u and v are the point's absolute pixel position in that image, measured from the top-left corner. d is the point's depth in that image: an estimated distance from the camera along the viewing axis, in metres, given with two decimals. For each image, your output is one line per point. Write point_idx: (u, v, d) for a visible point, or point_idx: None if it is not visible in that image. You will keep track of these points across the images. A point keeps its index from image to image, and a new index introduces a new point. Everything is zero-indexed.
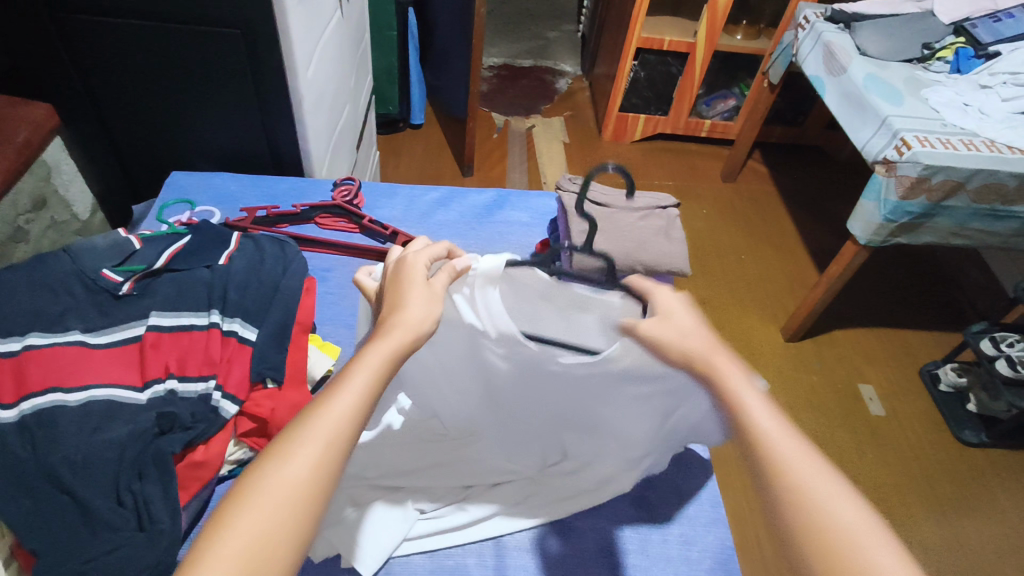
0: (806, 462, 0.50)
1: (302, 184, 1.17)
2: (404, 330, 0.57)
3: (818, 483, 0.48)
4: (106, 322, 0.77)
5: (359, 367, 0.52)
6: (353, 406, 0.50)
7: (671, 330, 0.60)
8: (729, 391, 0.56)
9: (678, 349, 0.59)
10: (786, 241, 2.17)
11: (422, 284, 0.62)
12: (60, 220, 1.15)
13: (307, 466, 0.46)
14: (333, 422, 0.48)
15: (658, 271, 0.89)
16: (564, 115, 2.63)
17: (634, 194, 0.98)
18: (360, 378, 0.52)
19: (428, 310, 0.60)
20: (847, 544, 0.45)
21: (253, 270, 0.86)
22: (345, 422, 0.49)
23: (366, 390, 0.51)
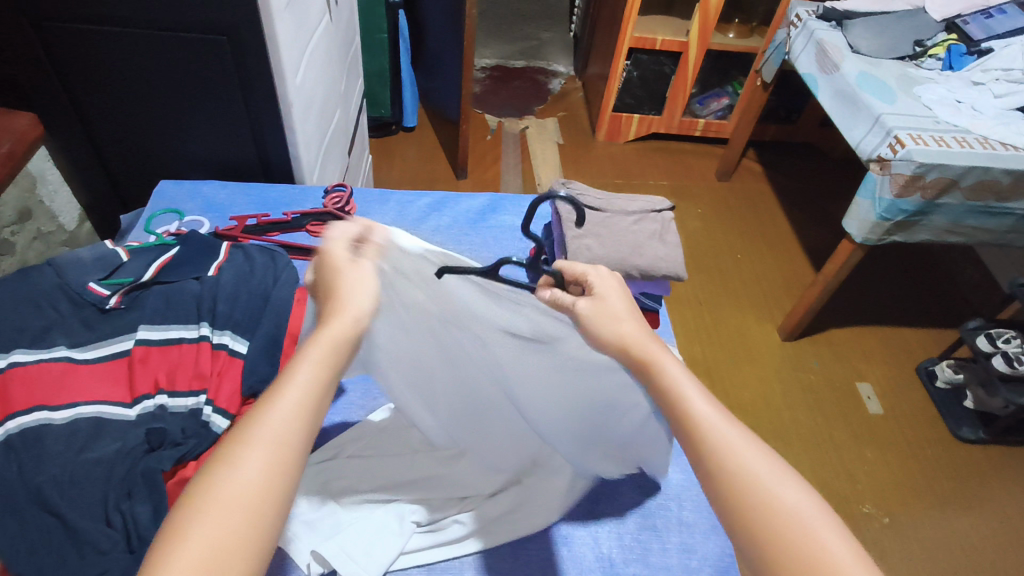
0: (746, 447, 0.50)
1: (292, 191, 1.15)
2: (346, 319, 0.57)
3: (761, 468, 0.49)
4: (93, 337, 0.75)
5: (304, 360, 0.52)
6: (303, 401, 0.49)
7: (606, 322, 0.59)
8: (668, 385, 0.55)
9: (613, 341, 0.59)
10: (782, 239, 2.17)
11: (349, 269, 0.62)
12: (46, 231, 1.18)
13: (259, 466, 0.45)
14: (282, 419, 0.47)
15: (654, 276, 0.88)
16: (557, 116, 2.63)
17: (628, 198, 0.97)
18: (307, 372, 0.51)
19: (367, 294, 0.60)
20: (793, 528, 0.45)
21: (242, 281, 0.85)
22: (297, 415, 0.48)
23: (316, 383, 0.51)
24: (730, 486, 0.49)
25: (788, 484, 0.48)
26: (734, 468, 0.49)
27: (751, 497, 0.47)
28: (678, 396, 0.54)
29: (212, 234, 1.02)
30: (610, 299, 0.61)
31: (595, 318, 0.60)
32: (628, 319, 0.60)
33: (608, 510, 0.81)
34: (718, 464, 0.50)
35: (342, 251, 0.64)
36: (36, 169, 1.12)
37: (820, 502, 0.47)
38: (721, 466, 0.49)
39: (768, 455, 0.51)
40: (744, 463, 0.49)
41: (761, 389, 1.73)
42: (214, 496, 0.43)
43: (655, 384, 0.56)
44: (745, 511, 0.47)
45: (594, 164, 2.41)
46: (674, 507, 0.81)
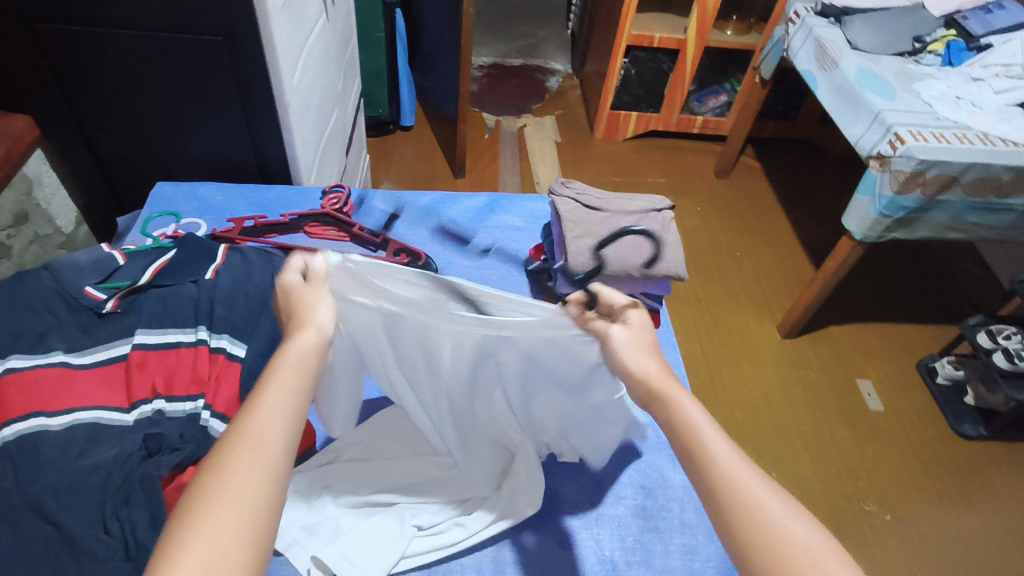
0: (758, 482, 0.50)
1: (289, 193, 1.15)
2: (309, 329, 0.58)
3: (770, 503, 0.49)
4: (91, 342, 0.75)
5: (276, 370, 0.53)
6: (281, 408, 0.50)
7: (631, 354, 0.61)
8: (683, 417, 0.55)
9: (634, 371, 0.60)
10: (781, 236, 2.16)
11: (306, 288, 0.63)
12: (43, 234, 1.18)
13: (246, 470, 0.45)
14: (264, 426, 0.48)
15: (655, 275, 0.87)
16: (555, 114, 2.62)
17: (628, 198, 0.96)
18: (279, 383, 0.52)
19: (328, 308, 0.62)
20: (801, 564, 0.45)
21: (240, 284, 0.84)
22: (277, 421, 0.49)
23: (291, 391, 0.52)
24: (737, 517, 0.49)
25: (798, 522, 0.48)
26: (741, 501, 0.49)
27: (759, 531, 0.47)
28: (692, 428, 0.54)
29: (209, 236, 1.01)
30: (643, 334, 0.63)
31: (627, 346, 0.62)
32: (651, 352, 0.62)
33: (609, 511, 0.80)
34: (728, 496, 0.50)
35: (294, 278, 0.63)
36: (32, 172, 1.11)
37: (832, 540, 0.47)
38: (728, 498, 0.49)
39: (780, 491, 0.50)
40: (754, 497, 0.49)
41: (762, 387, 1.73)
42: (209, 503, 0.43)
43: (668, 416, 0.56)
44: (751, 544, 0.47)
45: (592, 162, 2.41)
46: (675, 509, 0.81)
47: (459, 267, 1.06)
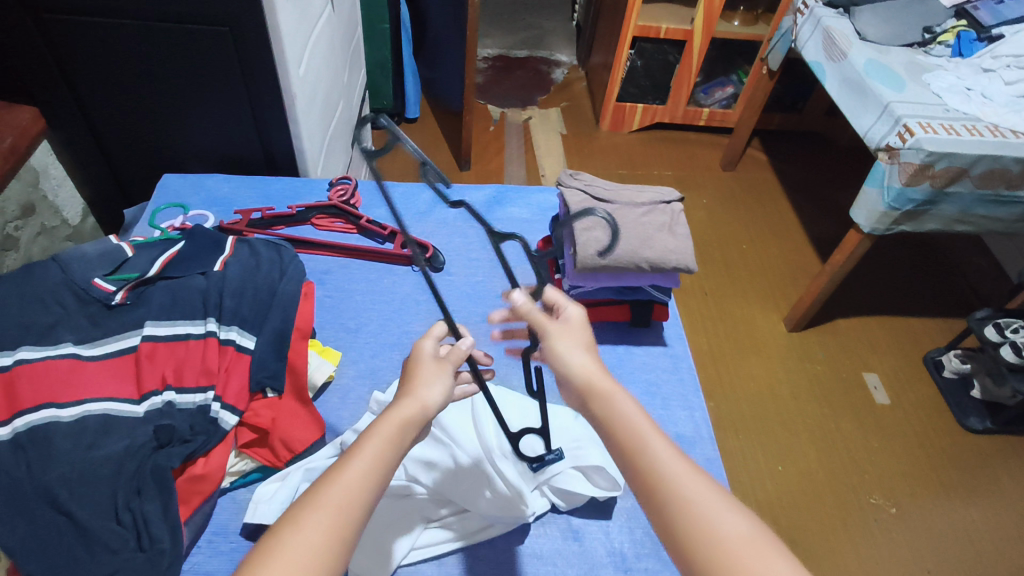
0: (694, 477, 0.53)
1: (297, 184, 1.14)
2: (414, 401, 0.60)
3: (706, 496, 0.51)
4: (101, 334, 0.76)
5: (372, 437, 0.56)
6: (371, 474, 0.53)
7: (564, 344, 0.65)
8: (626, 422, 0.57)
9: (575, 374, 0.62)
10: (788, 229, 2.15)
11: (434, 364, 0.65)
12: (50, 226, 1.14)
13: (322, 531, 0.48)
14: (347, 489, 0.51)
15: (664, 267, 0.85)
16: (561, 106, 2.61)
17: (636, 189, 0.93)
18: (373, 451, 0.55)
19: (441, 386, 0.63)
20: (737, 549, 0.48)
21: (249, 275, 0.83)
22: (360, 488, 0.52)
23: (382, 458, 0.54)
24: (678, 511, 0.51)
25: (734, 516, 0.50)
26: (680, 496, 0.51)
27: (696, 520, 0.50)
28: (634, 432, 0.56)
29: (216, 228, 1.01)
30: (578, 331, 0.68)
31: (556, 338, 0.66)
32: (582, 350, 0.66)
33: (618, 503, 0.80)
34: (670, 492, 0.51)
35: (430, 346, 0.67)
36: (38, 163, 1.09)
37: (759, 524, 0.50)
38: (674, 495, 0.51)
39: (717, 486, 0.52)
40: (690, 492, 0.51)
41: (768, 380, 1.72)
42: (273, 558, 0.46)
43: (610, 417, 0.58)
44: (694, 544, 0.49)
45: (597, 156, 2.40)
46: None
47: (468, 260, 1.06)
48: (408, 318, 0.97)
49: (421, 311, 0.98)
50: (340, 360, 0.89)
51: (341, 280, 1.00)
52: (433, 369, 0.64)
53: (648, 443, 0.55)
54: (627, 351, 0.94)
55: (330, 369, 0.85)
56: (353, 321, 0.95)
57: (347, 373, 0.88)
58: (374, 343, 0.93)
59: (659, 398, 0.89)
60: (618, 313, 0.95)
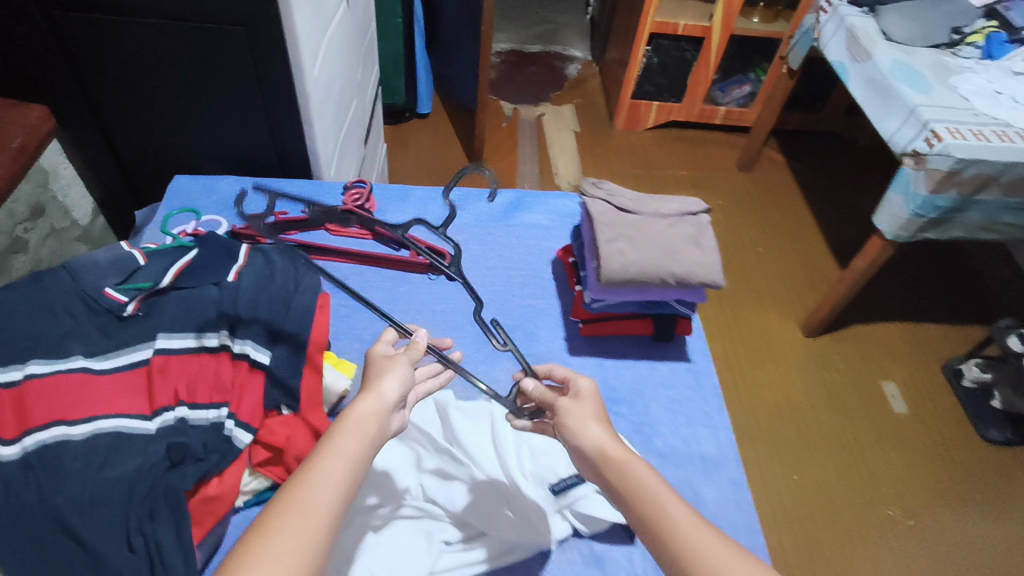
0: (705, 536, 0.53)
1: (310, 187, 1.11)
2: (372, 394, 0.61)
3: (715, 553, 0.51)
4: (113, 346, 0.74)
5: (336, 436, 0.56)
6: (338, 474, 0.53)
7: (577, 421, 0.64)
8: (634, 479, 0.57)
9: (587, 445, 0.61)
10: (804, 232, 2.12)
11: (390, 358, 0.66)
12: (60, 227, 1.13)
13: (291, 537, 0.48)
14: (316, 494, 0.51)
15: (689, 283, 0.82)
16: (574, 102, 2.57)
17: (661, 200, 0.90)
18: (338, 449, 0.55)
19: (400, 375, 0.64)
20: None
21: (263, 286, 0.80)
22: (329, 489, 0.52)
23: (347, 459, 0.55)
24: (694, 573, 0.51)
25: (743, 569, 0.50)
26: (690, 554, 0.51)
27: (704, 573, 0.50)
28: (647, 495, 0.56)
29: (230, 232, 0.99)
30: (591, 402, 0.66)
31: (568, 416, 0.65)
32: (595, 422, 0.64)
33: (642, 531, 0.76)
34: (685, 553, 0.51)
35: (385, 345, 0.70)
36: (48, 163, 1.07)
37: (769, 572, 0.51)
38: (688, 554, 0.51)
39: (732, 546, 0.52)
40: (704, 549, 0.51)
41: (783, 387, 1.70)
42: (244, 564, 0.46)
43: (621, 479, 0.58)
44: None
45: (611, 155, 2.37)
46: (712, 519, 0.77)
47: (485, 268, 1.03)
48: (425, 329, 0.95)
49: (439, 321, 0.96)
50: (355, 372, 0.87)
51: (356, 289, 0.98)
52: (389, 364, 0.66)
53: (664, 506, 0.55)
54: (649, 366, 0.92)
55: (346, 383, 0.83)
56: (368, 332, 0.93)
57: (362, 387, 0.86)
58: None
59: (682, 417, 0.86)
60: (639, 326, 0.93)
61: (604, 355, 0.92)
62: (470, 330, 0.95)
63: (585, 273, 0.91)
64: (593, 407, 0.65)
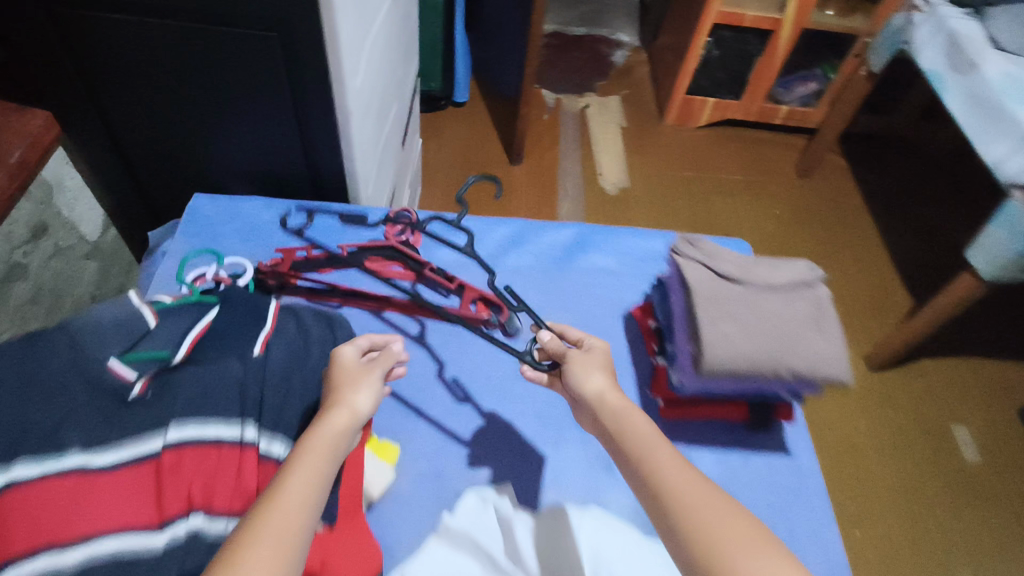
0: (691, 485, 0.52)
1: (347, 214, 0.97)
2: (343, 410, 0.62)
3: (709, 511, 0.50)
4: (116, 435, 0.61)
5: (308, 449, 0.57)
6: (308, 488, 0.53)
7: (586, 371, 0.65)
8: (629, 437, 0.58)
9: (587, 394, 0.64)
10: (869, 249, 1.94)
11: (357, 369, 0.68)
12: (66, 245, 0.99)
13: (271, 548, 0.47)
14: (290, 502, 0.51)
15: (807, 380, 0.68)
16: (621, 93, 2.38)
17: (770, 267, 0.75)
18: (311, 464, 0.56)
19: (369, 390, 0.66)
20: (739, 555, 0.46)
21: (294, 363, 0.72)
22: (303, 499, 0.52)
23: (317, 472, 0.55)
24: (687, 531, 0.49)
25: (736, 527, 0.49)
26: (689, 516, 0.50)
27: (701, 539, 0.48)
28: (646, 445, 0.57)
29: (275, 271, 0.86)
30: (600, 358, 0.68)
31: (576, 367, 0.67)
32: (602, 373, 0.66)
33: None
34: (682, 512, 0.50)
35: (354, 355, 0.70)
36: (51, 175, 0.94)
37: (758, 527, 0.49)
38: (684, 509, 0.50)
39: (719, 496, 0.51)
40: (685, 499, 0.51)
41: (845, 428, 1.55)
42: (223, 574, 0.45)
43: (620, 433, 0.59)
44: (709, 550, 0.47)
45: (660, 154, 2.18)
46: None
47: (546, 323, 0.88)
48: (478, 400, 0.80)
49: (495, 391, 0.82)
50: (399, 458, 0.74)
51: None
52: (360, 377, 0.67)
53: (658, 468, 0.54)
54: (742, 460, 0.78)
55: (389, 476, 0.71)
56: (413, 403, 0.79)
57: (405, 475, 0.73)
58: (438, 434, 0.77)
59: (782, 528, 0.73)
60: (731, 410, 0.79)
61: (689, 443, 0.79)
62: (531, 403, 0.81)
63: (671, 348, 0.77)
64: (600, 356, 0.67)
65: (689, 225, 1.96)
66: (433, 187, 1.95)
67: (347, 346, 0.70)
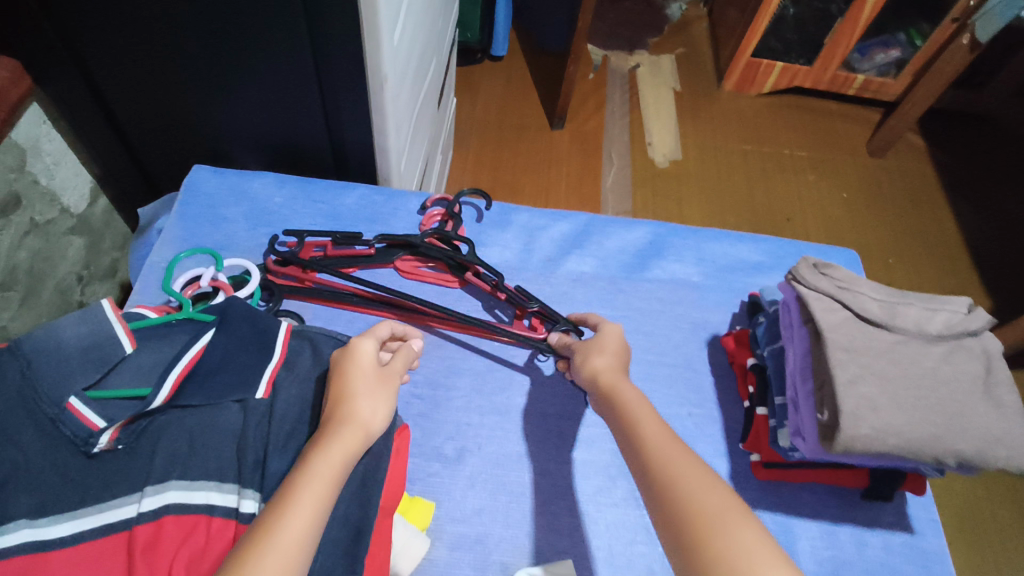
0: (675, 456, 0.45)
1: (375, 198, 0.81)
2: (355, 427, 0.48)
3: (687, 474, 0.43)
4: (79, 500, 0.47)
5: (308, 474, 0.42)
6: (305, 535, 0.39)
7: (593, 359, 0.58)
8: (622, 407, 0.51)
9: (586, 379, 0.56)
10: (949, 243, 1.72)
11: (376, 372, 0.53)
12: (44, 220, 0.84)
13: None
14: (283, 558, 0.37)
15: (973, 465, 0.52)
16: (675, 52, 2.14)
17: (923, 308, 0.59)
18: (310, 495, 0.41)
19: (386, 404, 0.51)
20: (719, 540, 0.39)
21: (311, 407, 0.56)
22: (296, 558, 0.38)
23: (318, 514, 0.40)
24: (665, 501, 0.43)
25: (714, 494, 0.42)
26: (666, 474, 0.44)
27: (674, 495, 0.42)
28: (633, 416, 0.50)
29: (291, 252, 0.72)
30: (613, 341, 0.60)
31: (580, 352, 0.60)
32: (608, 355, 0.58)
33: None
34: (656, 467, 0.45)
35: (373, 348, 0.55)
36: (24, 138, 0.78)
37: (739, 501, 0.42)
38: (658, 466, 0.45)
39: (690, 457, 0.45)
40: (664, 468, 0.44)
41: None
42: None
43: (617, 410, 0.51)
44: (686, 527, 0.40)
45: (716, 122, 1.96)
46: None
47: None
48: (532, 445, 0.66)
49: (550, 433, 0.67)
50: (432, 517, 0.60)
51: (436, 369, 0.69)
52: (376, 379, 0.52)
53: (637, 428, 0.49)
54: (857, 539, 0.63)
55: (420, 543, 0.57)
56: (452, 446, 0.64)
57: (440, 542, 0.59)
58: (480, 488, 0.62)
59: None
60: (847, 477, 0.63)
61: (791, 512, 0.63)
62: (596, 452, 0.66)
63: (780, 402, 0.61)
64: (613, 334, 0.59)
65: (745, 206, 1.74)
66: (466, 150, 1.76)
67: (364, 335, 0.56)
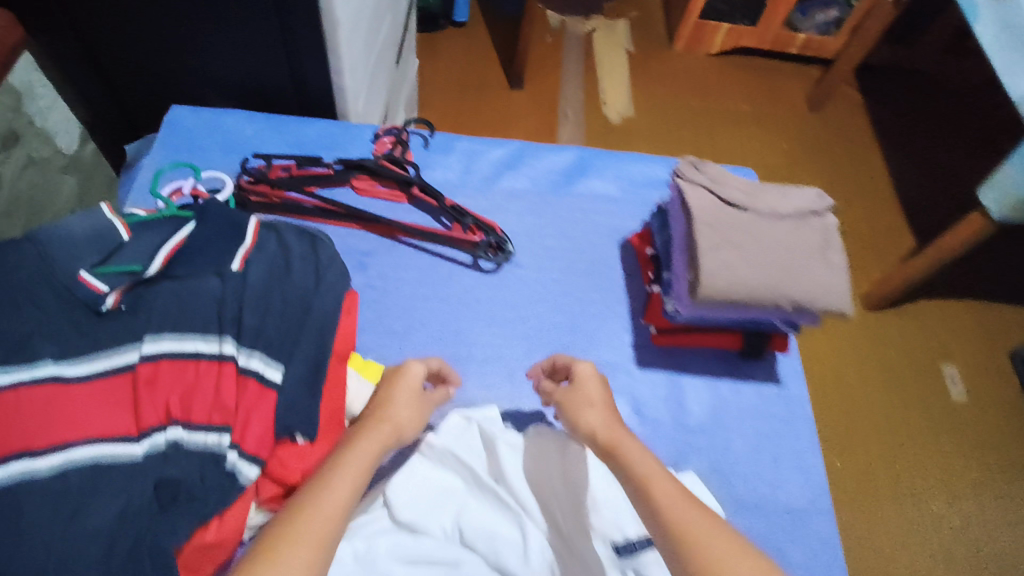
0: (692, 516, 0.50)
1: (334, 129, 0.92)
2: (388, 425, 0.58)
3: (704, 533, 0.49)
4: (91, 348, 0.59)
5: (348, 461, 0.53)
6: (341, 506, 0.49)
7: (581, 408, 0.61)
8: (628, 466, 0.55)
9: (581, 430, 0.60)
10: (878, 186, 1.86)
11: (413, 393, 0.63)
12: (39, 156, 1.02)
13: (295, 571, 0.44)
14: (323, 524, 0.47)
15: (807, 309, 0.66)
16: (630, 16, 2.24)
17: (776, 194, 0.72)
18: (348, 478, 0.51)
19: (416, 416, 0.62)
20: None
21: (276, 280, 0.68)
22: (332, 524, 0.48)
23: (351, 493, 0.50)
24: (682, 551, 0.48)
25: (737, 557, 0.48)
26: (682, 530, 0.49)
27: (692, 554, 0.47)
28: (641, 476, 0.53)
29: (262, 173, 0.83)
30: (596, 388, 0.64)
31: (568, 402, 0.63)
32: (594, 401, 0.62)
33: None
34: (672, 528, 0.49)
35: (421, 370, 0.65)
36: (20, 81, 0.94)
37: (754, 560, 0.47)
38: (676, 528, 0.49)
39: (706, 517, 0.50)
40: (685, 525, 0.49)
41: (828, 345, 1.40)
42: None
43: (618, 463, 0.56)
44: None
45: (667, 81, 2.07)
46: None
47: (539, 249, 0.85)
48: (468, 323, 0.79)
49: (482, 316, 0.79)
50: None
51: (389, 267, 0.82)
52: (411, 399, 0.62)
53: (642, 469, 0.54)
54: (732, 388, 0.77)
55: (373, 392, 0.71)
56: (402, 323, 0.78)
57: None
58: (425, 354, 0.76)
59: (767, 456, 0.73)
60: (726, 340, 0.76)
61: (676, 367, 0.78)
62: (522, 328, 0.79)
63: (667, 276, 0.75)
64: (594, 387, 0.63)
65: None
66: (431, 113, 1.86)
67: (413, 365, 0.65)
